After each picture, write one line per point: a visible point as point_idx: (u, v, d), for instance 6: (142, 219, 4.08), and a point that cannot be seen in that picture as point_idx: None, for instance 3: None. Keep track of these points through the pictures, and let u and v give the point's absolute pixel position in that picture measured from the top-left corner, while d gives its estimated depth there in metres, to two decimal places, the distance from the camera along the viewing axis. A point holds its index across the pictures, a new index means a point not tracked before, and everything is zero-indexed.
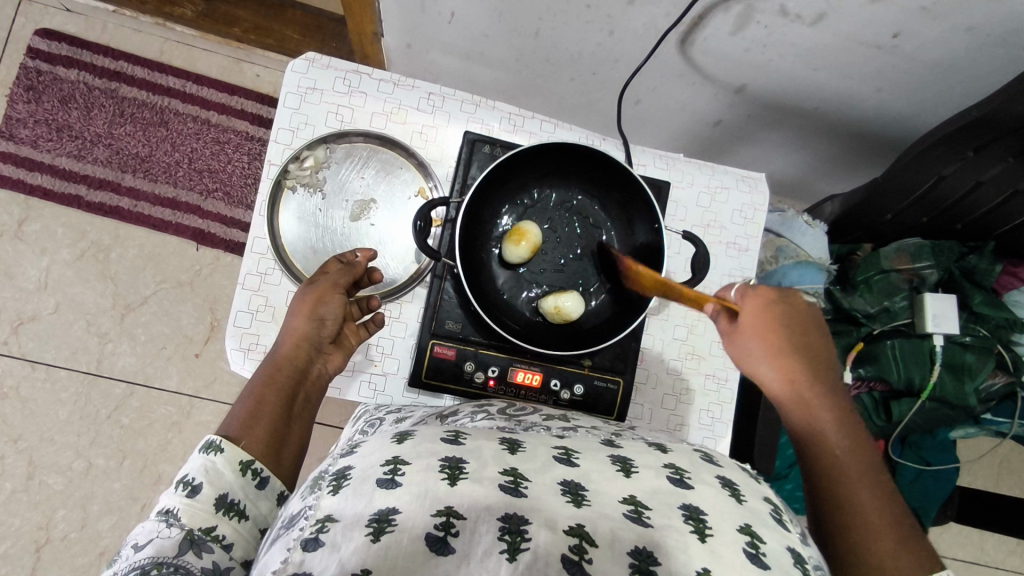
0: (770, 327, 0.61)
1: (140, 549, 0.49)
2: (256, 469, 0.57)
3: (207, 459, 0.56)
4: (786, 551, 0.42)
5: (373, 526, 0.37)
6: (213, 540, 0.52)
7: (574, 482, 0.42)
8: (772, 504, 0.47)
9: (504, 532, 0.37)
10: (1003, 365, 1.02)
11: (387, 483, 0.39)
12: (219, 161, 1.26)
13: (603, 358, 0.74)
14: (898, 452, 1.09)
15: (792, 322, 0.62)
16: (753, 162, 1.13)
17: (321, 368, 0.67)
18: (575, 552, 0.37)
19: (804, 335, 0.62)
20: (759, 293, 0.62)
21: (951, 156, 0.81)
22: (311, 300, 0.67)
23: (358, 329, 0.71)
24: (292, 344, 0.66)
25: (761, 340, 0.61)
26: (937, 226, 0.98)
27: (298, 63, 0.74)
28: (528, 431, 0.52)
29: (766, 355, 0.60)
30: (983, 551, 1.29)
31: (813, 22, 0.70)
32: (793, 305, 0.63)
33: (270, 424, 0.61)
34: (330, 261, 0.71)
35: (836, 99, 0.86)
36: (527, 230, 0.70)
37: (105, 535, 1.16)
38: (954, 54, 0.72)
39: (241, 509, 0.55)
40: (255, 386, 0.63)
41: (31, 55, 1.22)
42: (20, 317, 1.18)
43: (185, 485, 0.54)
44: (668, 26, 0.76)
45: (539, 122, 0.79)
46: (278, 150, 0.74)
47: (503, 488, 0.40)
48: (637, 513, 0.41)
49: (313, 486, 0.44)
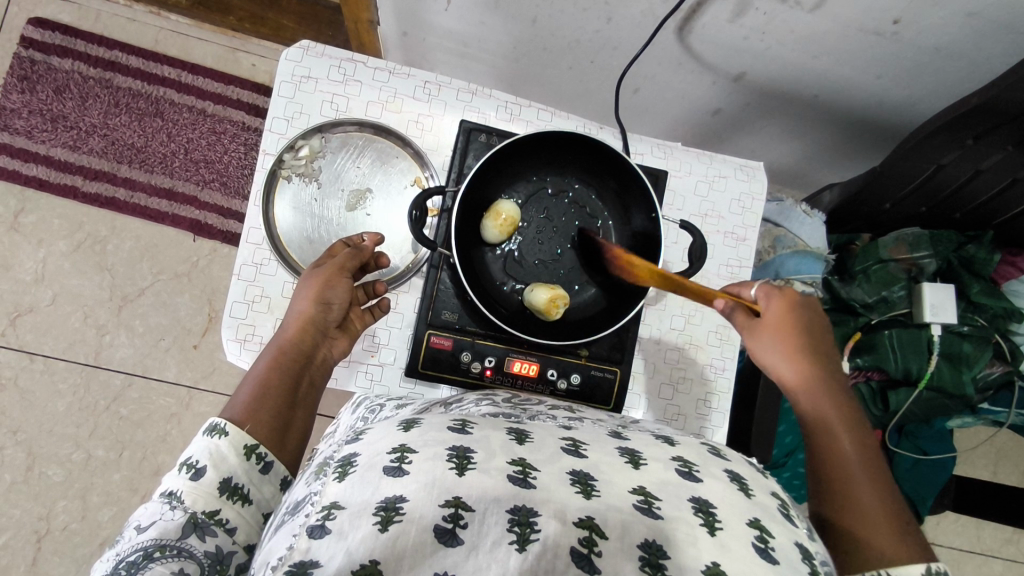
0: (792, 329, 0.62)
1: (143, 531, 0.50)
2: (260, 453, 0.57)
3: (211, 443, 0.55)
4: (794, 546, 0.42)
5: (381, 515, 0.36)
6: (216, 524, 0.52)
7: (583, 473, 0.42)
8: (779, 498, 0.47)
9: (514, 524, 0.37)
10: (1002, 355, 1.01)
11: (395, 472, 0.39)
12: (216, 151, 1.25)
13: (600, 348, 0.74)
14: (894, 442, 1.09)
15: (813, 328, 0.63)
16: (753, 151, 1.12)
17: (327, 352, 0.67)
18: (586, 544, 0.38)
19: (822, 341, 0.63)
20: (785, 294, 0.64)
21: (951, 144, 0.80)
22: (319, 282, 0.66)
23: (363, 313, 0.71)
24: (297, 328, 0.65)
25: (780, 338, 0.62)
26: (936, 215, 0.98)
27: (292, 51, 0.73)
28: (532, 421, 0.52)
29: (783, 352, 0.61)
30: (979, 539, 1.29)
31: (813, 8, 0.69)
32: (814, 315, 0.64)
33: (274, 408, 0.60)
34: (337, 245, 0.70)
35: (836, 87, 0.86)
36: (501, 208, 0.69)
37: (105, 526, 1.16)
38: (956, 40, 0.71)
39: (244, 494, 0.55)
40: (261, 368, 0.63)
41: (24, 45, 1.21)
42: (17, 309, 1.18)
43: (189, 467, 0.54)
44: (666, 13, 0.75)
45: (537, 111, 0.78)
46: (273, 139, 0.73)
47: (512, 479, 0.40)
48: (647, 504, 0.41)
49: (319, 473, 0.44)
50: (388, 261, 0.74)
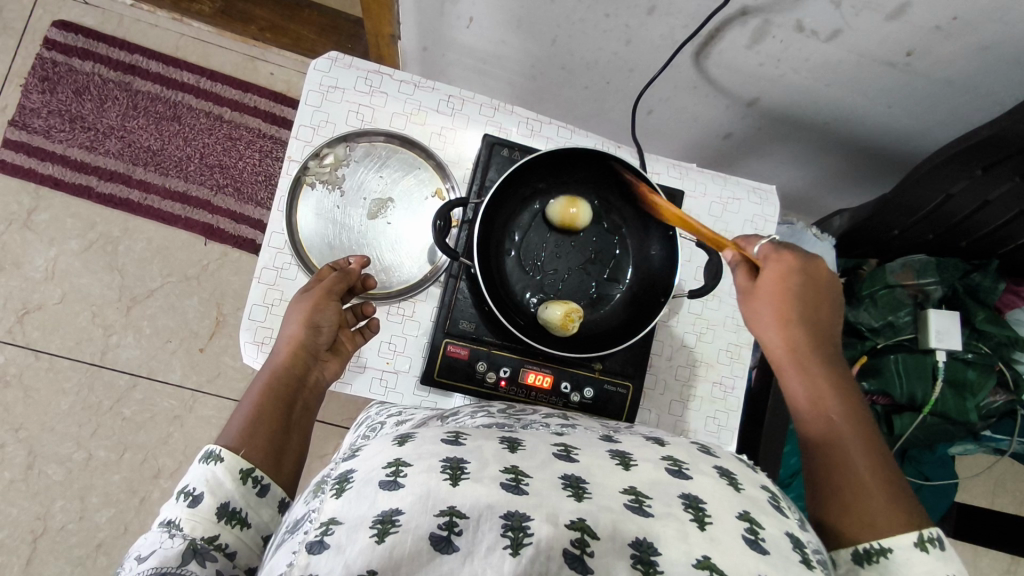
0: (785, 294, 0.65)
1: (143, 560, 0.48)
2: (256, 477, 0.57)
3: (207, 469, 0.56)
4: (785, 537, 0.42)
5: (378, 527, 0.36)
6: (216, 549, 0.52)
7: (574, 477, 0.42)
8: (769, 491, 0.47)
9: (507, 529, 0.37)
10: (1004, 383, 1.03)
11: (390, 485, 0.39)
12: (231, 157, 1.26)
13: (614, 362, 0.75)
14: (898, 466, 1.07)
15: (807, 295, 0.66)
16: (761, 176, 1.14)
17: (319, 374, 0.68)
18: (578, 546, 0.38)
19: (815, 306, 0.66)
20: (784, 257, 0.66)
21: (959, 174, 0.82)
22: (307, 308, 0.67)
23: (353, 335, 0.72)
24: (288, 351, 0.66)
25: (774, 305, 0.65)
26: (942, 242, 0.99)
27: (321, 62, 0.75)
28: (529, 428, 0.53)
29: (776, 319, 0.65)
30: (976, 568, 1.29)
31: (828, 38, 0.72)
32: (813, 281, 0.66)
33: (268, 433, 0.61)
34: (324, 269, 0.71)
35: (845, 116, 0.88)
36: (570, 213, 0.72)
37: (103, 527, 1.15)
38: (965, 74, 0.74)
39: (242, 518, 0.55)
40: (253, 397, 0.63)
41: (47, 46, 1.23)
42: (25, 306, 1.18)
43: (186, 496, 0.54)
44: (684, 38, 0.77)
45: (556, 128, 0.80)
46: (299, 146, 0.74)
47: (504, 486, 0.39)
48: (637, 503, 0.41)
49: (317, 490, 0.44)
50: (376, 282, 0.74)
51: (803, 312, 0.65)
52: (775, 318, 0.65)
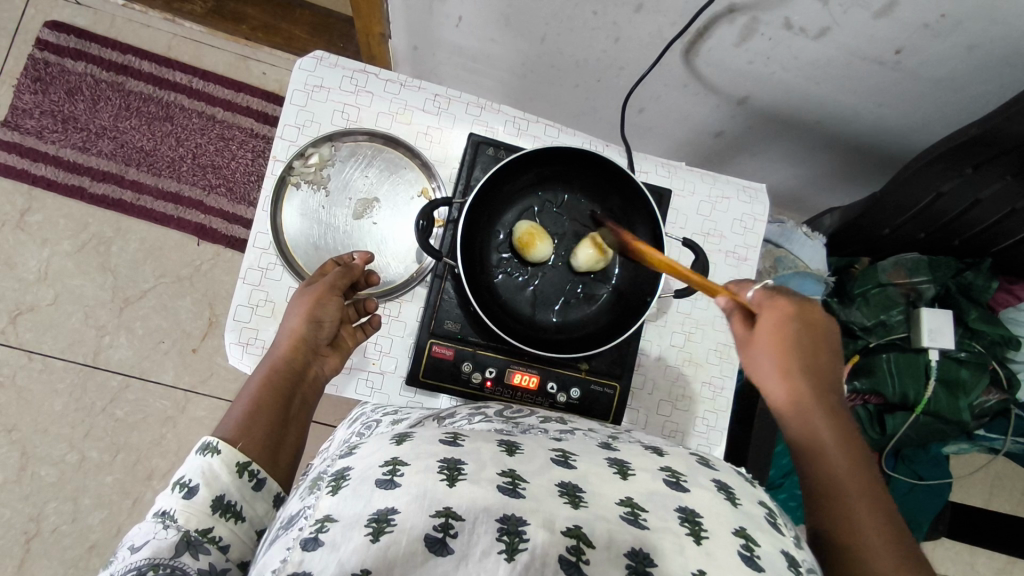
0: (783, 343, 0.61)
1: (137, 550, 0.49)
2: (253, 470, 0.57)
3: (204, 461, 0.56)
4: (780, 554, 0.41)
5: (373, 526, 0.36)
6: (209, 542, 0.51)
7: (571, 485, 0.42)
8: (766, 508, 0.47)
9: (503, 533, 0.37)
10: (998, 382, 1.02)
11: (386, 484, 0.38)
12: (223, 157, 1.26)
13: (601, 362, 0.74)
14: (892, 467, 1.07)
15: (804, 341, 0.62)
16: (754, 175, 1.13)
17: (319, 369, 0.68)
18: (574, 553, 0.37)
19: (814, 352, 0.62)
20: (781, 305, 0.62)
21: (949, 172, 0.81)
22: (310, 302, 0.66)
23: (354, 331, 0.71)
24: (289, 346, 0.65)
25: (772, 354, 0.61)
26: (935, 241, 0.98)
27: (306, 61, 0.74)
28: (526, 433, 0.52)
29: (774, 370, 0.61)
30: (972, 567, 1.29)
31: (817, 36, 0.71)
32: (810, 325, 0.62)
33: (266, 426, 0.61)
34: (329, 263, 0.71)
35: (837, 113, 0.87)
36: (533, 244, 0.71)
37: (96, 528, 1.15)
38: (955, 72, 0.73)
39: (238, 511, 0.54)
40: (252, 388, 0.63)
41: (39, 47, 1.23)
42: (18, 307, 1.18)
43: (182, 486, 0.54)
44: (673, 36, 0.77)
45: (544, 127, 0.80)
46: (283, 146, 0.74)
47: (502, 490, 0.39)
48: (633, 515, 0.40)
49: (313, 487, 0.44)
50: (381, 276, 0.74)
51: (801, 361, 0.61)
52: (774, 370, 0.61)
